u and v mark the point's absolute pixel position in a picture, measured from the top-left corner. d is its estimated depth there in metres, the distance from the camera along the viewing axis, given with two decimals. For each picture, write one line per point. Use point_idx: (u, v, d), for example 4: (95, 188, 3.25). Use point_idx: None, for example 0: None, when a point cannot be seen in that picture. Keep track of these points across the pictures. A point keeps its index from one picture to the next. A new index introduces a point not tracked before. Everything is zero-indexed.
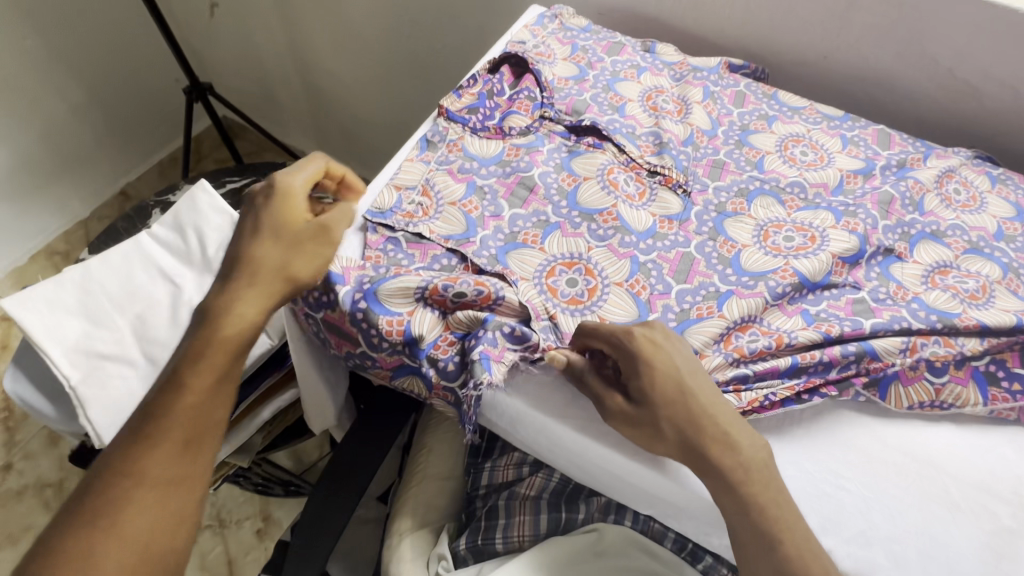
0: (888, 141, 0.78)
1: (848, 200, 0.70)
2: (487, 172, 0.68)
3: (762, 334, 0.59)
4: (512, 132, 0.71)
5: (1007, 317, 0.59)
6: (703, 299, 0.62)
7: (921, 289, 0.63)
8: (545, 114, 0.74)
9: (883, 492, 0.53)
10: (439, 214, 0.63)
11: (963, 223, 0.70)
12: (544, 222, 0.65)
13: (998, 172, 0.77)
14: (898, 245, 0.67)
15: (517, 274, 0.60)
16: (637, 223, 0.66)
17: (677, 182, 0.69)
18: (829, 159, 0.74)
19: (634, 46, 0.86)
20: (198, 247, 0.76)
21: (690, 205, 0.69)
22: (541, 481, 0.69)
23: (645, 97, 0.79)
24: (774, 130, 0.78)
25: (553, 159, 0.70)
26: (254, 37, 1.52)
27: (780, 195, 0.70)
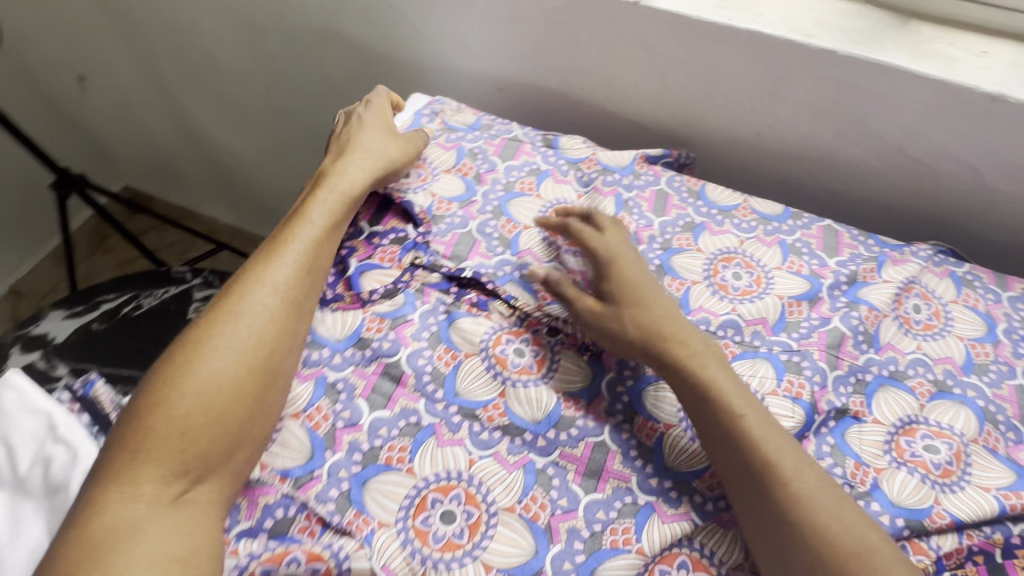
0: (836, 245, 0.65)
1: (792, 344, 0.58)
2: (342, 359, 0.55)
3: (695, 570, 0.46)
4: (373, 296, 0.57)
5: (989, 505, 0.49)
6: (619, 515, 0.49)
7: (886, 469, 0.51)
8: (417, 261, 0.60)
9: None
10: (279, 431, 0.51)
11: (926, 354, 0.58)
12: (416, 425, 0.51)
13: (964, 270, 0.65)
14: (852, 402, 0.55)
15: (375, 522, 0.47)
16: (530, 411, 0.53)
17: (584, 343, 0.57)
18: (766, 283, 0.62)
19: (533, 141, 0.73)
20: (9, 463, 0.59)
21: (601, 371, 0.56)
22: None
23: (545, 218, 0.65)
24: (700, 246, 0.65)
25: (425, 329, 0.57)
26: (133, 111, 1.34)
27: (711, 342, 0.58)
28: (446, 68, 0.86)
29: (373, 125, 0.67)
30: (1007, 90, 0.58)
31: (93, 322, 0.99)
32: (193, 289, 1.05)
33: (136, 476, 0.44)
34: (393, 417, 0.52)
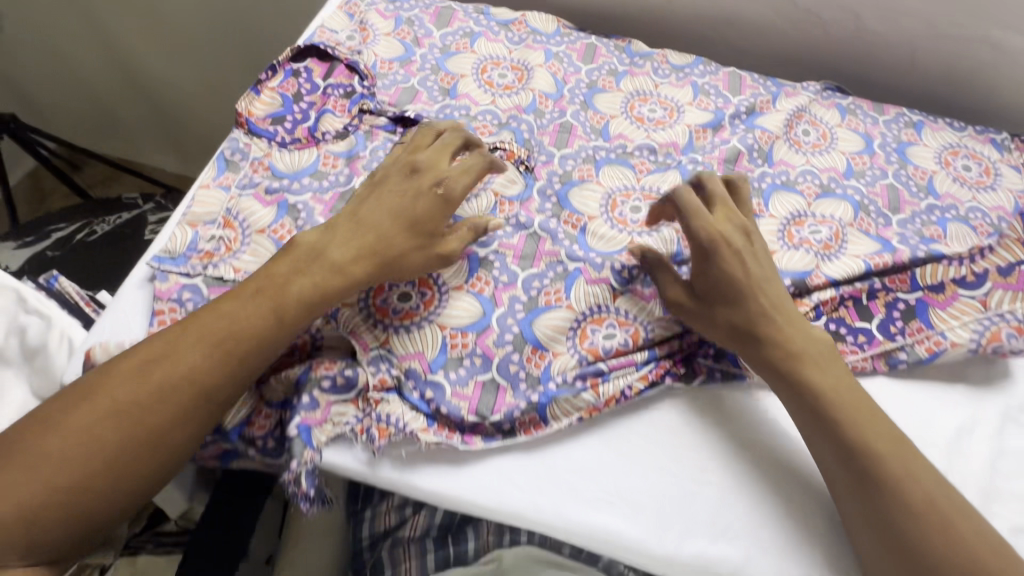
0: (738, 85, 0.74)
1: (699, 158, 0.67)
2: (301, 186, 0.61)
3: (618, 324, 0.55)
4: (325, 137, 0.64)
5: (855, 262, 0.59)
6: (552, 281, 0.57)
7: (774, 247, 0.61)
8: (365, 109, 0.66)
9: (742, 482, 0.51)
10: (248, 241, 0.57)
11: (814, 166, 0.68)
12: None
13: (848, 101, 0.75)
14: (751, 202, 0.64)
15: (340, 302, 0.54)
16: (472, 212, 0.60)
17: (521, 157, 0.64)
18: (678, 115, 0.70)
19: (466, 10, 0.78)
20: None
21: (533, 180, 0.64)
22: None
23: (480, 69, 0.71)
24: (622, 86, 0.73)
25: (375, 159, 0.63)
26: (66, 49, 1.31)
27: (630, 160, 0.66)
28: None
29: (452, 200, 0.54)
30: None
31: (46, 249, 1.00)
32: (147, 214, 1.11)
33: (72, 430, 0.44)
34: None
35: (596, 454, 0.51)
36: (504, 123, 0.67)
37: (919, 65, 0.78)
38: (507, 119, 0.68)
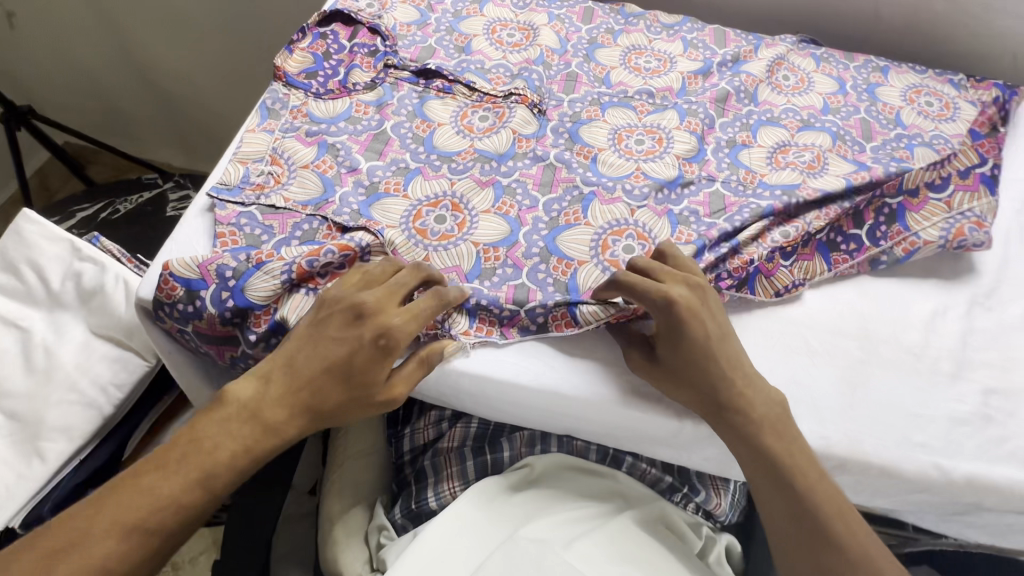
0: (853, 58, 0.85)
1: (838, 122, 0.76)
2: (508, 168, 0.66)
3: (810, 257, 0.64)
4: (512, 120, 0.70)
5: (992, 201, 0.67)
6: (749, 220, 0.63)
7: (932, 198, 0.67)
8: (545, 98, 0.73)
9: (931, 401, 0.56)
10: (477, 221, 0.63)
11: (943, 131, 0.76)
12: (580, 197, 0.65)
13: (958, 78, 0.83)
14: (898, 152, 0.72)
15: (574, 262, 0.61)
16: (664, 174, 0.67)
17: (691, 124, 0.72)
18: (808, 83, 0.80)
19: (603, 8, 0.86)
20: (72, 288, 0.68)
21: (704, 144, 0.71)
22: (653, 472, 0.66)
23: (626, 60, 0.80)
24: (760, 56, 0.81)
25: (561, 138, 0.69)
26: (155, 59, 1.33)
27: (780, 121, 0.75)
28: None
29: (716, 340, 0.53)
30: None
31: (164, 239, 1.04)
32: None
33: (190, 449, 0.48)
34: (574, 207, 0.64)
35: None
36: (661, 101, 0.75)
37: None
38: (663, 99, 0.75)
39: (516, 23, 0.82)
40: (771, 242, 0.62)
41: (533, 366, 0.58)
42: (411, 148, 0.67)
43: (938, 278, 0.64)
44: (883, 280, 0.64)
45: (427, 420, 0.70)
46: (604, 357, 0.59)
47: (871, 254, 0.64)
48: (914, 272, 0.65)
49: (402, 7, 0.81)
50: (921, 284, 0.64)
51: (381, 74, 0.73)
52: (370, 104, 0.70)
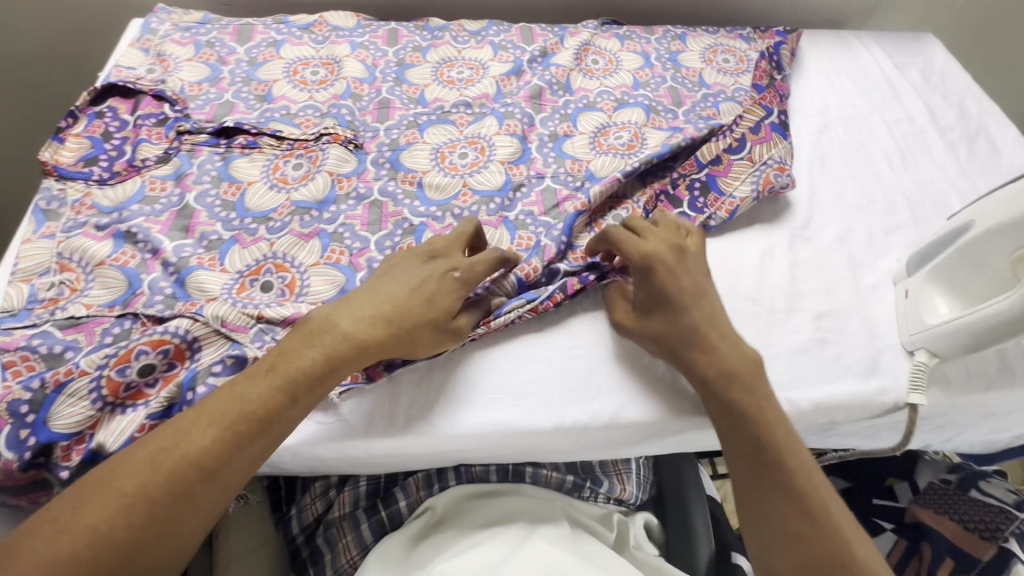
0: (653, 31, 0.90)
1: (650, 95, 0.80)
2: (331, 214, 0.63)
3: None
4: (327, 162, 0.67)
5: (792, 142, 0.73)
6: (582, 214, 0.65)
7: (733, 155, 0.71)
8: (360, 132, 0.70)
9: (772, 340, 0.59)
10: (308, 278, 0.59)
11: (742, 84, 0.82)
12: (411, 227, 0.63)
13: (746, 32, 0.90)
14: (706, 111, 0.77)
15: None
16: (491, 184, 0.67)
17: (511, 127, 0.72)
18: (616, 63, 0.83)
19: (407, 27, 0.85)
20: None
21: (527, 144, 0.72)
22: (556, 475, 0.66)
23: (438, 75, 0.79)
24: (566, 46, 0.83)
25: (382, 169, 0.67)
26: None
27: (597, 105, 0.77)
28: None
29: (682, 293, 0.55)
30: None
31: None
32: None
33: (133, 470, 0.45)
34: (408, 241, 0.62)
35: (666, 374, 0.58)
36: (479, 109, 0.75)
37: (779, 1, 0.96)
38: (480, 107, 0.75)
39: (318, 58, 0.78)
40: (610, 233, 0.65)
41: (393, 416, 0.54)
42: (221, 216, 0.62)
43: (759, 223, 0.69)
44: (716, 237, 0.67)
45: (312, 494, 0.65)
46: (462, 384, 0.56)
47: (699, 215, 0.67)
48: (739, 222, 0.69)
49: (188, 65, 0.75)
50: (745, 233, 0.68)
51: (174, 143, 0.67)
52: (167, 178, 0.64)
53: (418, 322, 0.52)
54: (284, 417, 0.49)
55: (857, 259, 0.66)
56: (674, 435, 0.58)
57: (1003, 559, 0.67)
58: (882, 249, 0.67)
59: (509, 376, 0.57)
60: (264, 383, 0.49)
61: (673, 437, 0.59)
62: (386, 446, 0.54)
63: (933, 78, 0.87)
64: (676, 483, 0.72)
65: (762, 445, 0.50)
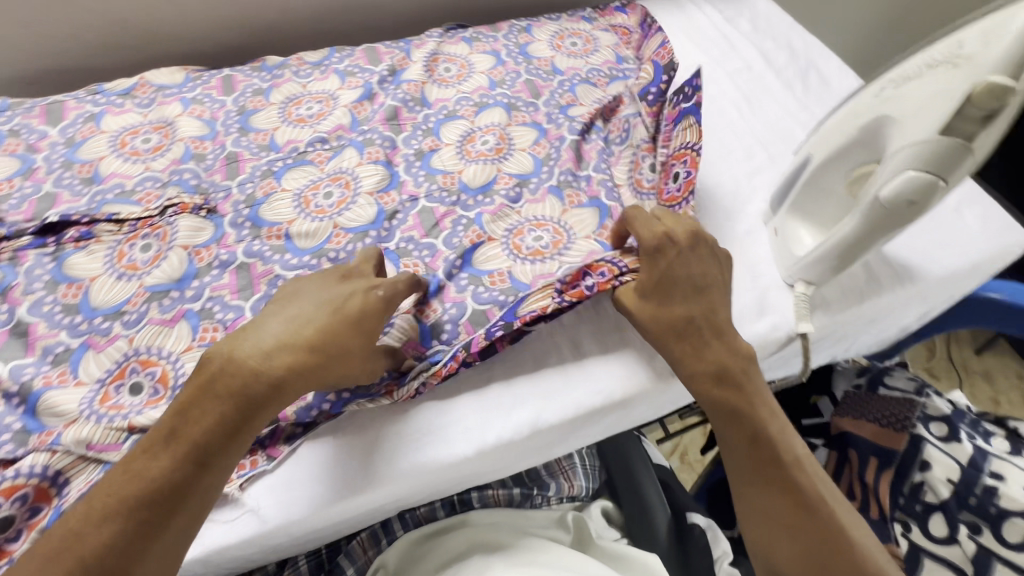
0: (499, 27, 0.90)
1: (507, 93, 0.80)
2: (195, 290, 0.58)
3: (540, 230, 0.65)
4: (178, 235, 0.61)
5: (650, 111, 0.75)
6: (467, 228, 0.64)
7: (618, 144, 0.74)
8: (211, 194, 0.65)
9: None
10: (180, 366, 0.53)
11: (593, 65, 0.85)
12: (287, 283, 0.59)
13: (587, 14, 0.93)
14: (564, 99, 0.79)
15: None
16: (363, 219, 0.64)
17: (374, 154, 0.70)
18: (469, 67, 0.83)
19: (243, 71, 0.79)
20: None
21: (394, 168, 0.69)
22: (503, 492, 0.66)
23: (286, 115, 0.74)
24: (415, 59, 0.81)
25: (243, 228, 0.63)
26: None
27: (457, 113, 0.77)
28: (107, 59, 0.83)
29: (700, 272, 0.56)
30: None
31: None
32: None
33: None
34: None
35: (576, 369, 0.58)
36: (337, 143, 0.72)
37: None
38: (338, 140, 0.72)
39: (147, 123, 0.72)
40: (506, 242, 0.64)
41: (305, 489, 0.51)
42: (64, 323, 0.55)
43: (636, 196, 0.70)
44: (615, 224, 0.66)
45: None
46: (374, 435, 0.53)
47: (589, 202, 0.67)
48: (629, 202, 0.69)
49: None
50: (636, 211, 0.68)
51: None
52: None
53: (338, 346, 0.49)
54: (199, 486, 0.44)
55: (728, 210, 0.70)
56: (598, 424, 0.59)
57: (917, 443, 0.72)
58: (748, 195, 0.71)
59: (421, 413, 0.55)
60: (167, 454, 0.44)
61: (598, 426, 0.59)
62: (306, 522, 0.51)
63: (761, 24, 0.93)
64: (622, 463, 0.74)
65: (755, 439, 0.52)
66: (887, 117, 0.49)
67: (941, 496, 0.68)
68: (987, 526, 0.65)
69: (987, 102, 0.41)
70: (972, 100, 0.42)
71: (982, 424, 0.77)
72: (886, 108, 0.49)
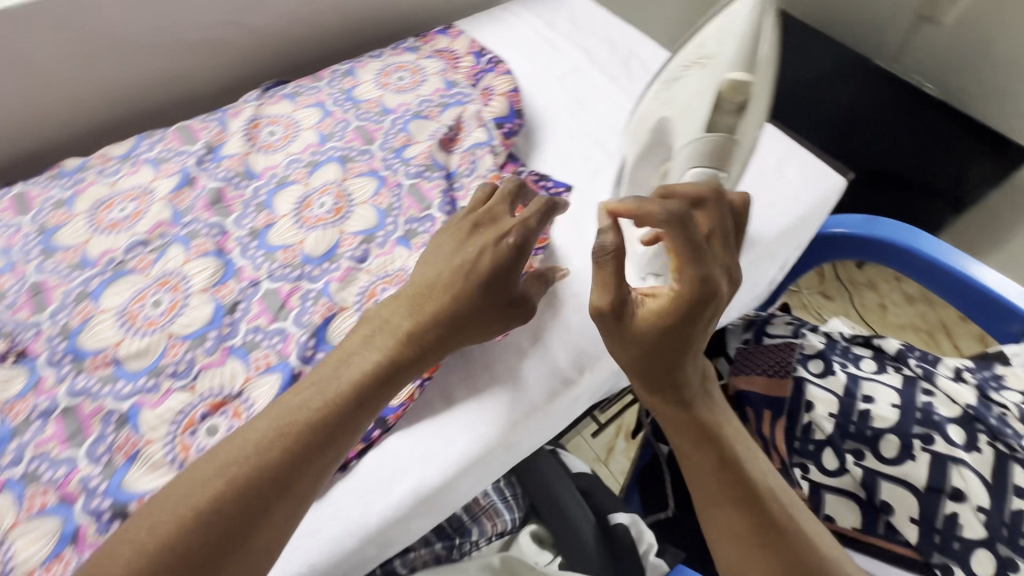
0: (320, 76, 0.86)
1: (339, 145, 0.77)
2: (17, 452, 0.52)
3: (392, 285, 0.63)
4: None
5: (485, 134, 0.75)
6: (317, 302, 0.62)
7: (467, 177, 0.72)
8: (25, 335, 0.60)
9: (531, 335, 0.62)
10: (9, 547, 0.47)
11: (423, 96, 0.83)
12: (122, 415, 0.53)
13: (410, 44, 0.91)
14: (399, 139, 0.77)
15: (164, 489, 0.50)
16: (198, 321, 0.59)
17: (202, 245, 0.65)
18: (294, 125, 0.79)
19: (36, 183, 0.71)
20: None
21: (228, 255, 0.65)
22: (427, 551, 0.70)
23: (96, 223, 0.68)
24: (232, 130, 0.77)
25: (63, 366, 0.57)
26: None
27: (290, 179, 0.73)
28: None
29: (666, 336, 0.51)
30: None
31: None
32: None
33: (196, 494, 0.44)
34: (124, 433, 0.53)
35: (451, 422, 0.58)
36: (159, 241, 0.66)
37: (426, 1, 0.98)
38: (160, 237, 0.66)
39: None
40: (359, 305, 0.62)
41: None
42: None
43: None
44: None
45: None
46: None
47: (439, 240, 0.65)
48: None
49: None
50: None
51: None
52: None
53: (407, 371, 0.53)
54: (306, 473, 0.47)
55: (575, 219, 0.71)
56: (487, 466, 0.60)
57: (799, 386, 0.76)
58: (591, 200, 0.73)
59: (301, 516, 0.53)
60: (279, 440, 0.47)
61: (489, 468, 0.60)
62: None
63: (580, 22, 0.96)
64: (539, 481, 0.73)
65: (722, 461, 0.54)
66: (667, 118, 0.57)
67: (827, 432, 0.73)
68: (867, 448, 0.70)
69: (731, 97, 0.49)
70: (721, 96, 0.50)
71: (852, 349, 0.83)
72: (664, 110, 0.58)
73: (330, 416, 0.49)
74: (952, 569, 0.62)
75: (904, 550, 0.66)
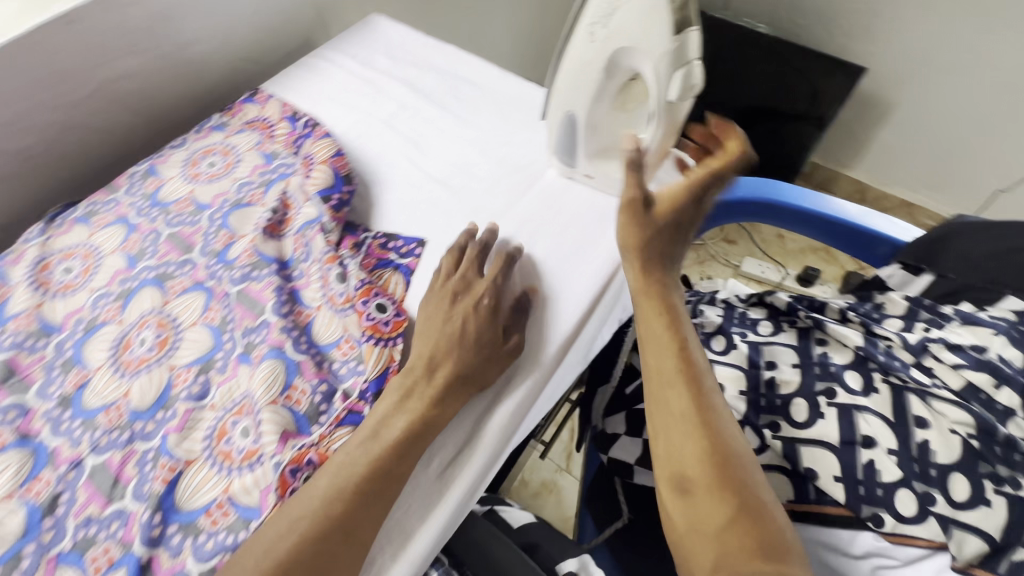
0: (115, 184, 0.75)
1: (153, 262, 0.67)
2: None
3: (239, 416, 0.55)
4: None
5: (312, 210, 0.67)
6: (155, 464, 0.53)
7: (305, 262, 0.65)
8: None
9: None
10: None
11: (241, 178, 0.74)
12: None
13: (216, 121, 0.82)
14: (220, 238, 0.68)
15: None
16: (9, 537, 0.49)
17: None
18: (94, 253, 0.68)
19: None
20: None
21: (36, 438, 0.55)
22: None
23: None
24: (15, 281, 0.65)
25: None
26: None
27: (98, 321, 0.62)
28: None
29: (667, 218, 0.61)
30: (61, 7, 0.67)
31: None
32: None
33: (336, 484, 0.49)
34: None
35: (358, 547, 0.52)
36: None
37: (221, 67, 0.89)
38: None
39: None
40: (207, 454, 0.54)
41: None
42: None
43: None
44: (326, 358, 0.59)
45: None
46: None
47: (280, 351, 0.57)
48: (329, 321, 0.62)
49: None
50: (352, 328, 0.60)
51: None
52: None
53: (438, 416, 0.53)
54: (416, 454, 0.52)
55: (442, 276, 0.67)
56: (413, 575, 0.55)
57: None
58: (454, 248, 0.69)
59: None
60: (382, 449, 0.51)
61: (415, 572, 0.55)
62: None
63: (398, 54, 0.90)
64: (481, 556, 0.66)
65: (681, 354, 0.56)
66: (623, 48, 0.56)
67: (742, 412, 0.71)
68: (781, 418, 0.70)
69: None
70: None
71: (748, 313, 0.83)
72: (616, 42, 0.56)
73: (381, 467, 0.50)
74: (881, 517, 0.62)
75: (836, 510, 0.65)
